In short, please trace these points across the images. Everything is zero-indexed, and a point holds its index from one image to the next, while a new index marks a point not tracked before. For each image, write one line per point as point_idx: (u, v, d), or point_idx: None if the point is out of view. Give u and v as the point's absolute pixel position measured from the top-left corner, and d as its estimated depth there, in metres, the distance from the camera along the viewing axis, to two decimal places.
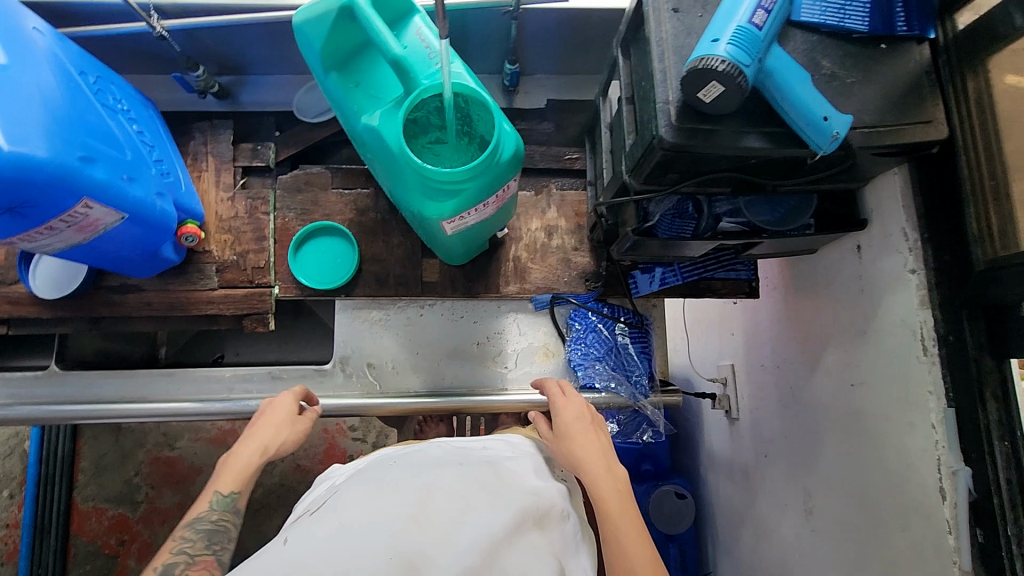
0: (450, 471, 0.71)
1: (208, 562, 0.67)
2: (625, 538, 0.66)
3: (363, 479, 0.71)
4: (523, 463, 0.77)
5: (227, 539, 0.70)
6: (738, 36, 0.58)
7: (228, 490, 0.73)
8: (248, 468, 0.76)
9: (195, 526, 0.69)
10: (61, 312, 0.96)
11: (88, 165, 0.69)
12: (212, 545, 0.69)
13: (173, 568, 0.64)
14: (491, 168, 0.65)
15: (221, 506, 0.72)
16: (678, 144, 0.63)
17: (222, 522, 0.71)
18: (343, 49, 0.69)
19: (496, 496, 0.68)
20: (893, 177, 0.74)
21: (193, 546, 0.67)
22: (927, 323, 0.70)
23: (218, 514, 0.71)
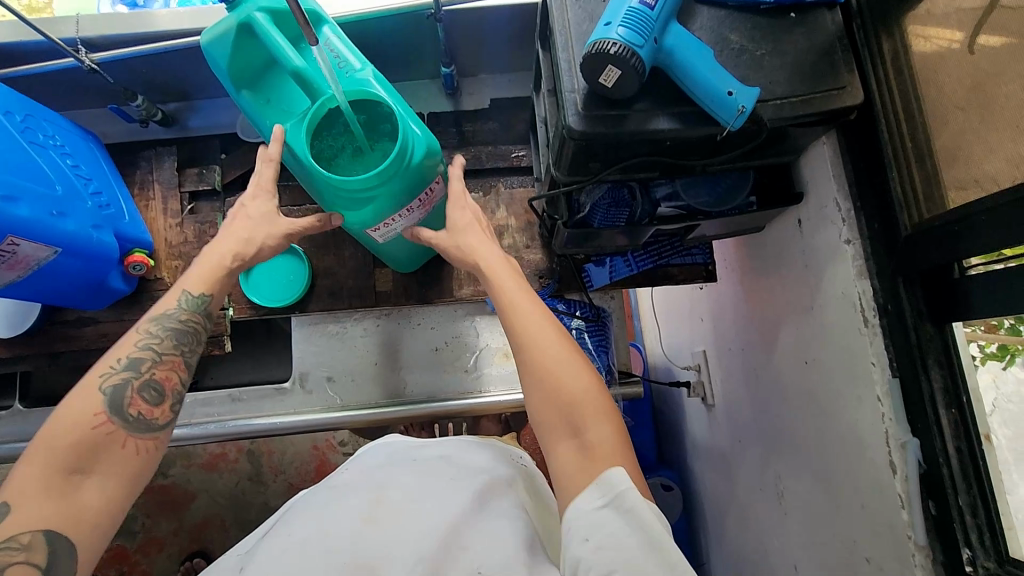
0: (398, 468, 0.69)
1: (176, 363, 0.66)
2: (516, 304, 0.63)
3: (314, 493, 0.68)
4: (477, 450, 0.76)
5: (194, 339, 0.68)
6: (630, 17, 0.57)
7: (198, 292, 0.68)
8: (221, 274, 0.69)
9: (164, 323, 0.66)
10: (21, 350, 0.97)
11: (11, 204, 0.70)
12: (181, 346, 0.67)
13: (138, 365, 0.63)
14: (404, 170, 0.65)
15: (190, 307, 0.68)
16: (587, 132, 0.62)
17: (191, 323, 0.68)
18: (251, 65, 0.68)
19: (450, 483, 0.66)
20: (822, 146, 0.73)
21: (160, 343, 0.65)
22: (865, 294, 0.69)
23: (186, 314, 0.67)
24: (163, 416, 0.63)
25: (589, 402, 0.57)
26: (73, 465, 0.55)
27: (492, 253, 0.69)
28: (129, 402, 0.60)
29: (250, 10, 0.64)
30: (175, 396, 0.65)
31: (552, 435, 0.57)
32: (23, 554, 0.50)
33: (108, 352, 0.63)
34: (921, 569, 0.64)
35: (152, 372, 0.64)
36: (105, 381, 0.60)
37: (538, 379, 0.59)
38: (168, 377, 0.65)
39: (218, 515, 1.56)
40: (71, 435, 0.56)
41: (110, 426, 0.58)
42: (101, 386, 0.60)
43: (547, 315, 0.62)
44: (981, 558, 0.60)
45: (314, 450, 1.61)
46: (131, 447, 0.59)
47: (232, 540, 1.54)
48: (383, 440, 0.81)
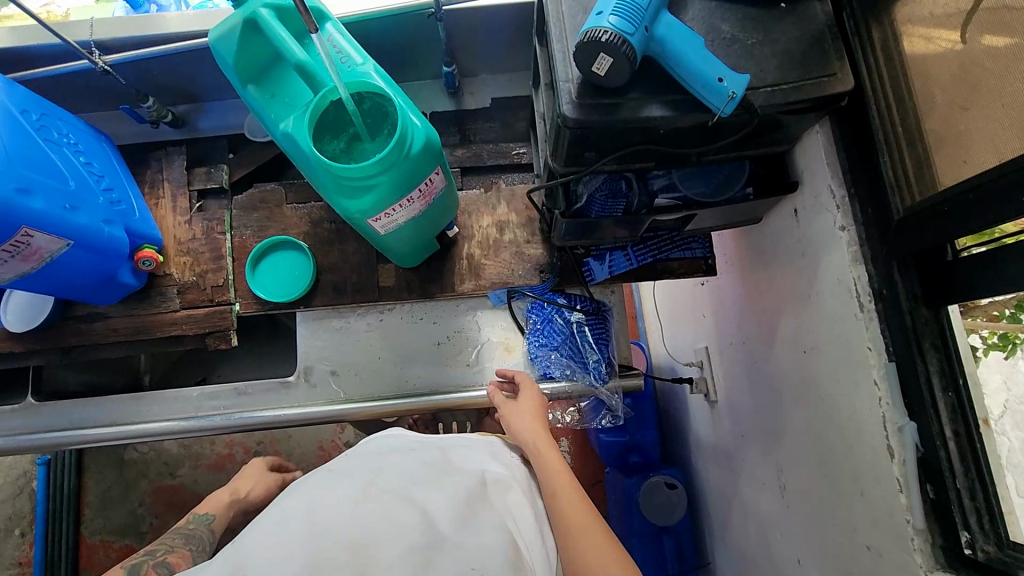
0: (396, 458, 0.69)
1: (184, 555, 0.77)
2: (555, 478, 0.73)
3: (313, 472, 0.68)
4: (478, 448, 0.76)
5: (201, 543, 0.82)
6: (621, 7, 0.59)
7: (205, 512, 0.88)
8: (228, 496, 0.91)
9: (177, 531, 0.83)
10: (33, 345, 0.99)
11: (25, 197, 0.73)
12: (186, 545, 0.80)
13: (152, 554, 0.75)
14: (404, 160, 0.67)
15: (200, 520, 0.86)
16: (582, 121, 0.64)
17: (198, 531, 0.84)
18: (256, 61, 0.71)
19: (446, 477, 0.66)
20: (815, 134, 0.74)
21: (173, 540, 0.80)
22: (860, 279, 0.69)
23: (196, 526, 0.85)
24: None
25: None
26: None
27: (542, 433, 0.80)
28: (144, 569, 0.71)
29: (256, 6, 0.66)
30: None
31: None
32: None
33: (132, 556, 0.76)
34: (920, 552, 0.63)
35: (164, 558, 0.75)
36: (127, 562, 0.72)
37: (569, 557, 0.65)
38: (178, 562, 0.76)
39: None
40: None
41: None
42: (122, 565, 0.71)
43: (579, 493, 0.70)
44: (980, 542, 0.60)
45: (320, 452, 1.61)
46: None
47: None
48: (389, 433, 0.79)
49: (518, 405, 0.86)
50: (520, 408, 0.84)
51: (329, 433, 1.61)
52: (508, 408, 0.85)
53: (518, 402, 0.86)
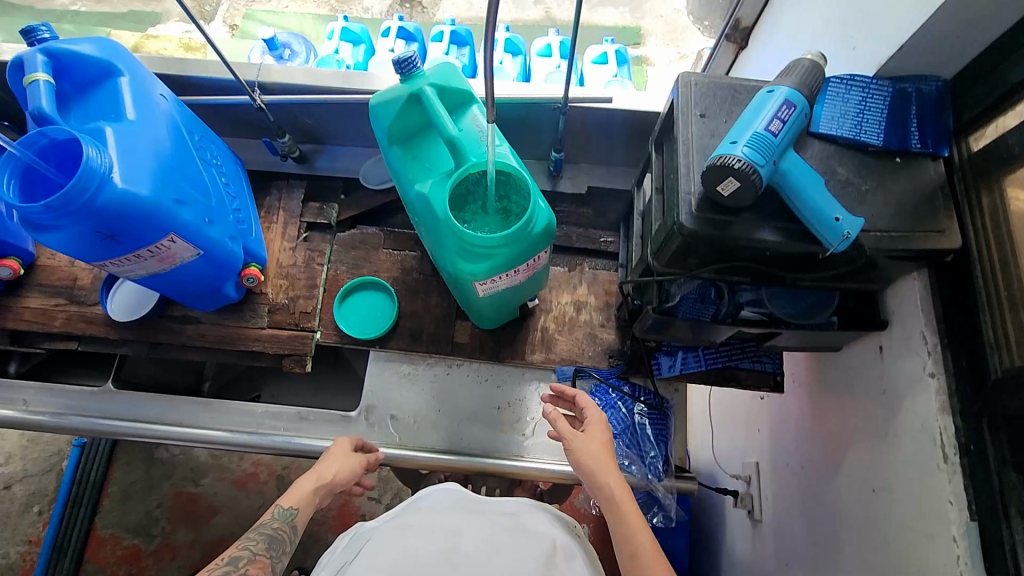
0: (468, 518, 0.68)
1: (263, 564, 0.75)
2: (642, 544, 0.71)
3: (382, 527, 0.67)
4: (540, 511, 0.73)
5: (282, 547, 0.78)
6: (754, 140, 0.64)
7: (289, 505, 0.82)
8: (309, 490, 0.84)
9: (260, 530, 0.78)
10: (127, 335, 1.05)
11: (179, 207, 0.81)
12: (271, 550, 0.76)
13: (237, 561, 0.73)
14: (525, 237, 0.73)
15: (281, 517, 0.80)
16: (696, 231, 0.69)
17: (280, 533, 0.79)
18: (408, 126, 0.79)
19: (516, 545, 0.64)
20: (912, 282, 0.76)
21: (255, 544, 0.76)
22: (946, 431, 0.69)
23: (278, 523, 0.79)
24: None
25: None
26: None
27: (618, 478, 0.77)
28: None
29: (421, 84, 0.75)
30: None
31: None
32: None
33: None
34: None
35: (245, 568, 0.72)
36: (210, 571, 0.70)
37: None
38: (258, 575, 0.73)
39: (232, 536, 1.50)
40: None
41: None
42: (205, 575, 0.70)
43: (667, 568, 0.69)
44: None
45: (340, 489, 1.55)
46: None
47: None
48: (437, 486, 0.79)
49: (586, 437, 0.80)
50: (591, 442, 0.79)
51: None
52: (576, 439, 0.79)
53: (586, 433, 0.80)
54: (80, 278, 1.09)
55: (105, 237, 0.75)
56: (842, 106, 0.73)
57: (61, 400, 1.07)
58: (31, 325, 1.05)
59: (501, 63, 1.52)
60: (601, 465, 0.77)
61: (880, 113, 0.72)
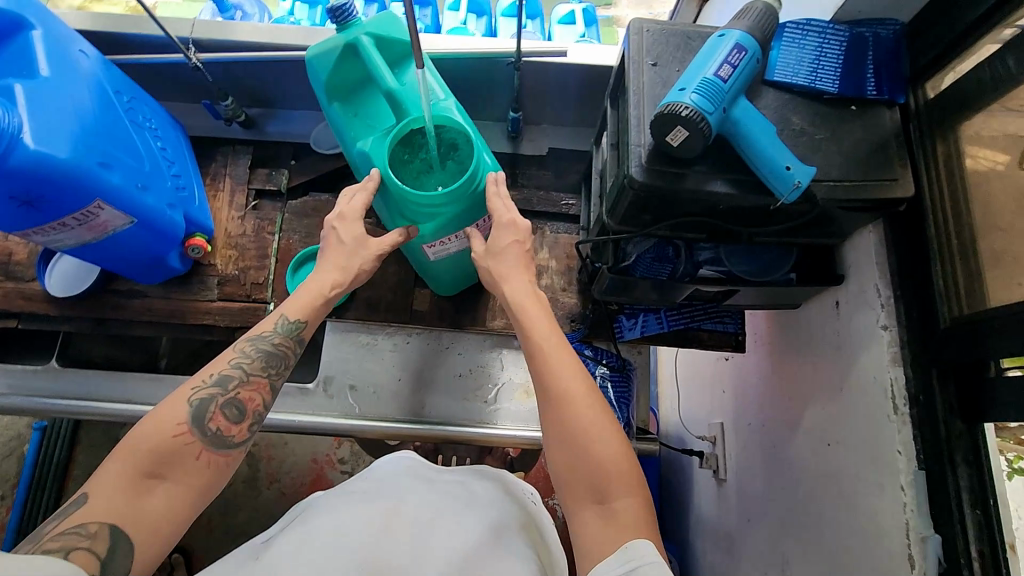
0: (418, 484, 0.66)
1: (258, 386, 0.69)
2: (548, 349, 0.65)
3: (330, 495, 0.65)
4: (490, 479, 0.72)
5: (283, 364, 0.72)
6: (702, 86, 0.62)
7: (295, 318, 0.75)
8: (318, 302, 0.77)
9: (259, 344, 0.71)
10: (69, 311, 1.01)
11: (105, 170, 0.76)
12: (268, 368, 0.71)
13: (226, 383, 0.67)
14: (469, 194, 0.70)
15: (284, 332, 0.74)
16: (647, 184, 0.67)
17: (282, 347, 0.73)
18: (347, 81, 0.75)
19: (467, 507, 0.63)
20: (868, 234, 0.75)
21: (249, 363, 0.70)
22: (897, 382, 0.69)
23: (280, 337, 0.73)
24: (239, 435, 0.66)
25: (618, 469, 0.57)
26: (152, 467, 0.58)
27: (528, 290, 0.72)
28: (210, 416, 0.64)
29: (358, 33, 0.71)
30: (254, 418, 0.68)
31: (574, 498, 0.57)
32: (88, 541, 0.52)
33: (160, 410, 0.63)
34: None
35: (235, 393, 0.67)
36: (194, 394, 0.65)
37: (565, 441, 0.59)
38: (250, 398, 0.68)
39: (202, 514, 1.48)
40: (154, 439, 0.60)
41: (190, 436, 0.62)
42: (189, 398, 0.64)
43: (572, 361, 0.64)
44: None
45: (312, 464, 1.53)
46: (203, 460, 0.62)
47: (211, 543, 1.46)
48: (398, 454, 0.78)
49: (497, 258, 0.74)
50: (503, 259, 0.74)
51: (325, 446, 1.55)
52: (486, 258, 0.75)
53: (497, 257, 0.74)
54: (16, 252, 1.03)
55: (23, 203, 0.70)
56: (798, 53, 0.70)
57: (4, 380, 1.03)
58: None
59: (463, 23, 1.46)
60: (527, 322, 0.68)
61: (836, 59, 0.70)
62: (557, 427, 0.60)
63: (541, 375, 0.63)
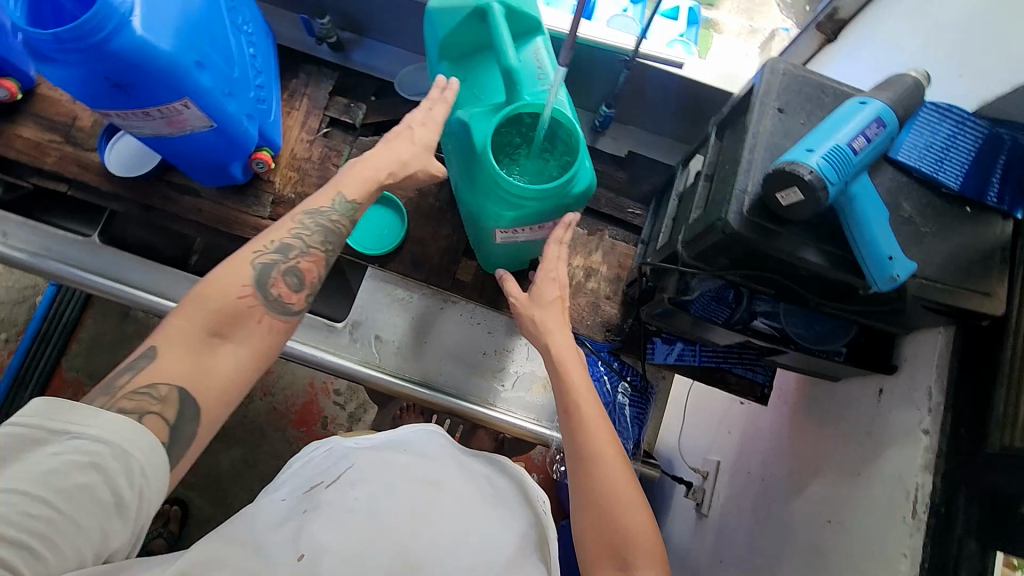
0: (453, 468, 0.66)
1: (316, 259, 0.69)
2: (583, 398, 0.69)
3: (367, 455, 0.66)
4: (515, 482, 0.72)
5: (340, 239, 0.72)
6: (832, 153, 0.59)
7: (352, 199, 0.72)
8: (376, 183, 0.73)
9: (317, 218, 0.70)
10: (120, 190, 1.00)
11: (199, 71, 0.73)
12: (326, 242, 0.70)
13: (287, 251, 0.68)
14: (560, 195, 0.68)
15: (341, 210, 0.71)
16: (740, 234, 0.65)
17: (339, 224, 0.72)
18: (463, 43, 0.72)
19: (498, 508, 0.63)
20: (936, 336, 0.73)
21: (308, 236, 0.69)
22: (923, 487, 0.69)
23: (336, 215, 0.71)
24: (298, 304, 0.67)
25: (645, 541, 0.59)
26: (215, 327, 0.60)
27: (570, 342, 0.75)
28: (271, 283, 0.65)
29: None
30: (312, 289, 0.69)
31: (598, 562, 0.59)
32: (158, 405, 0.54)
33: (223, 270, 0.65)
34: None
35: (295, 262, 0.68)
36: (257, 259, 0.66)
37: (597, 502, 0.61)
38: (309, 270, 0.69)
39: None
40: (218, 300, 0.62)
41: (253, 300, 0.64)
42: (252, 262, 0.65)
43: (602, 420, 0.67)
44: None
45: (309, 388, 1.55)
46: (265, 323, 0.64)
47: None
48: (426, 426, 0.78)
49: (542, 307, 0.78)
50: (549, 307, 0.78)
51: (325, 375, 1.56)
52: (527, 304, 0.79)
53: (541, 300, 0.79)
54: (81, 118, 1.02)
55: (114, 85, 0.68)
56: (928, 137, 0.68)
57: (44, 241, 1.03)
58: (21, 157, 0.99)
59: None
60: (567, 379, 0.71)
61: (965, 154, 0.67)
62: (586, 485, 0.62)
63: (574, 436, 0.65)
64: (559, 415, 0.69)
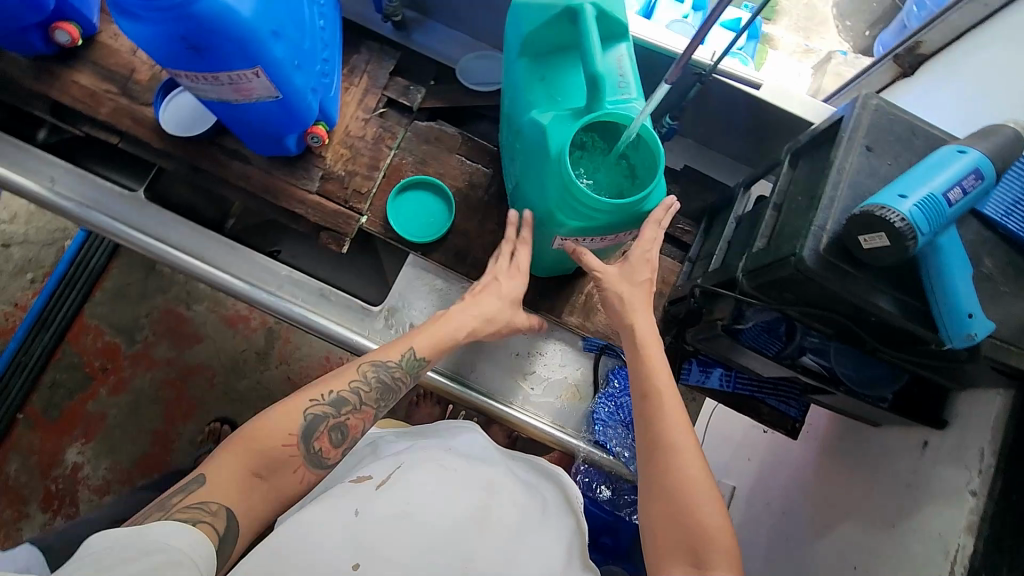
0: (502, 474, 0.68)
1: (365, 417, 0.72)
2: (664, 387, 0.70)
3: (421, 451, 0.67)
4: (557, 482, 0.73)
5: (392, 395, 0.75)
6: (926, 202, 0.57)
7: (419, 354, 0.77)
8: (444, 340, 0.79)
9: (380, 372, 0.74)
10: (171, 148, 0.99)
11: (274, 41, 0.72)
12: (379, 401, 0.74)
13: (340, 406, 0.70)
14: (632, 210, 0.67)
15: (406, 365, 0.76)
16: (814, 272, 0.63)
17: (398, 380, 0.76)
18: (546, 42, 0.70)
19: (547, 515, 0.65)
20: (994, 396, 0.71)
21: (365, 392, 0.72)
22: (962, 549, 0.67)
23: (399, 370, 0.75)
24: (334, 457, 0.68)
25: (722, 538, 0.59)
26: (258, 468, 0.62)
27: (652, 326, 0.76)
28: (318, 435, 0.67)
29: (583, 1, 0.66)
30: (352, 443, 0.71)
31: (668, 556, 0.60)
32: (209, 516, 0.56)
33: (279, 410, 0.66)
34: None
35: (346, 418, 0.70)
36: (310, 407, 0.68)
37: (670, 496, 0.62)
38: (355, 426, 0.71)
39: (208, 366, 1.47)
40: (264, 442, 0.63)
41: (297, 450, 0.65)
42: (306, 411, 0.67)
43: (681, 412, 0.68)
44: None
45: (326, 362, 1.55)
46: (299, 473, 0.65)
47: (211, 398, 1.46)
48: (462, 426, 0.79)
49: (626, 286, 0.78)
50: (632, 288, 0.78)
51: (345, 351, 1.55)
52: (609, 275, 0.78)
53: (627, 275, 0.78)
54: (138, 71, 1.00)
55: (191, 48, 0.67)
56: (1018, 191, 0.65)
57: (90, 191, 1.02)
58: (77, 104, 0.98)
59: None
60: (649, 364, 0.72)
61: None
62: (662, 475, 0.64)
63: (652, 423, 0.67)
64: (635, 399, 0.71)
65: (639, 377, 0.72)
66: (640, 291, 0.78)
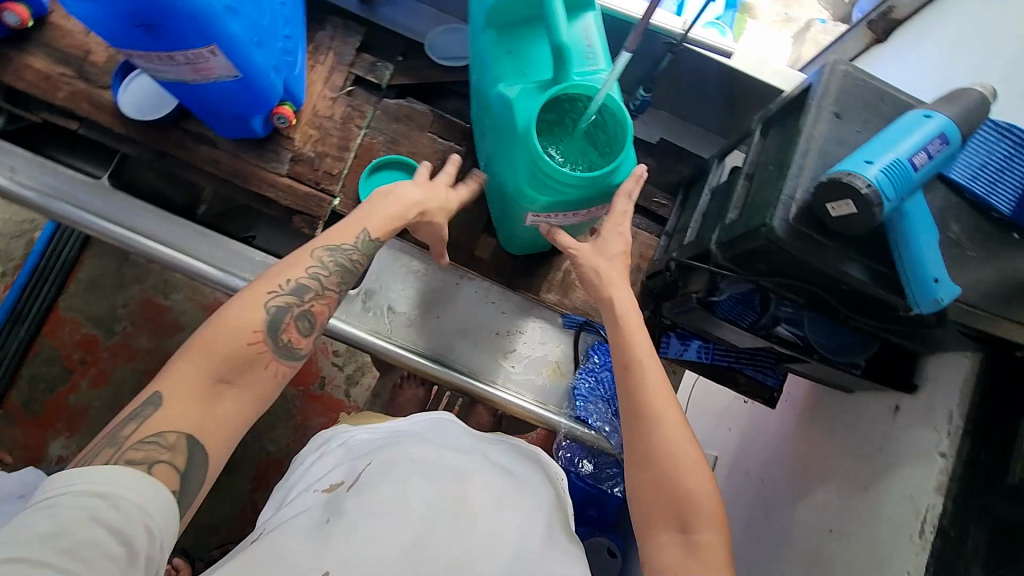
0: (474, 459, 0.68)
1: (329, 302, 0.71)
2: (646, 359, 0.70)
3: (392, 446, 0.67)
4: (534, 465, 0.74)
5: (353, 278, 0.75)
6: (893, 167, 0.57)
7: (375, 237, 0.77)
8: (398, 223, 0.79)
9: (336, 255, 0.73)
10: (133, 133, 0.95)
11: (229, 17, 0.69)
12: (341, 283, 0.73)
13: (301, 293, 0.68)
14: (600, 182, 0.66)
15: (364, 248, 0.76)
16: (784, 241, 0.63)
17: (357, 262, 0.75)
18: (512, 12, 0.69)
19: (523, 493, 0.65)
20: (961, 359, 0.72)
21: (325, 275, 0.71)
22: (933, 509, 0.68)
23: (356, 252, 0.75)
24: (306, 347, 0.68)
25: (709, 504, 0.60)
26: (223, 373, 0.59)
27: (631, 300, 0.76)
28: (284, 326, 0.65)
29: None
30: (321, 331, 0.70)
31: (657, 523, 0.61)
32: (168, 453, 0.53)
33: (236, 307, 0.64)
34: None
35: (309, 305, 0.69)
36: (271, 300, 0.66)
37: (658, 466, 0.62)
38: (321, 313, 0.70)
39: None
40: (231, 340, 0.61)
41: (265, 346, 0.63)
42: (267, 302, 0.65)
43: (663, 382, 0.69)
44: None
45: None
46: (271, 369, 0.63)
47: None
48: (435, 417, 0.79)
49: (604, 262, 0.77)
50: (608, 263, 0.77)
51: None
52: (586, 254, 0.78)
53: (603, 253, 0.77)
54: (94, 53, 0.97)
55: (141, 25, 0.64)
56: (983, 155, 0.66)
57: (52, 180, 0.99)
58: (31, 90, 0.95)
59: None
60: (630, 337, 0.72)
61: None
62: (646, 445, 0.64)
63: (633, 396, 0.67)
64: (617, 372, 0.71)
65: (620, 351, 0.72)
66: (618, 267, 0.77)
